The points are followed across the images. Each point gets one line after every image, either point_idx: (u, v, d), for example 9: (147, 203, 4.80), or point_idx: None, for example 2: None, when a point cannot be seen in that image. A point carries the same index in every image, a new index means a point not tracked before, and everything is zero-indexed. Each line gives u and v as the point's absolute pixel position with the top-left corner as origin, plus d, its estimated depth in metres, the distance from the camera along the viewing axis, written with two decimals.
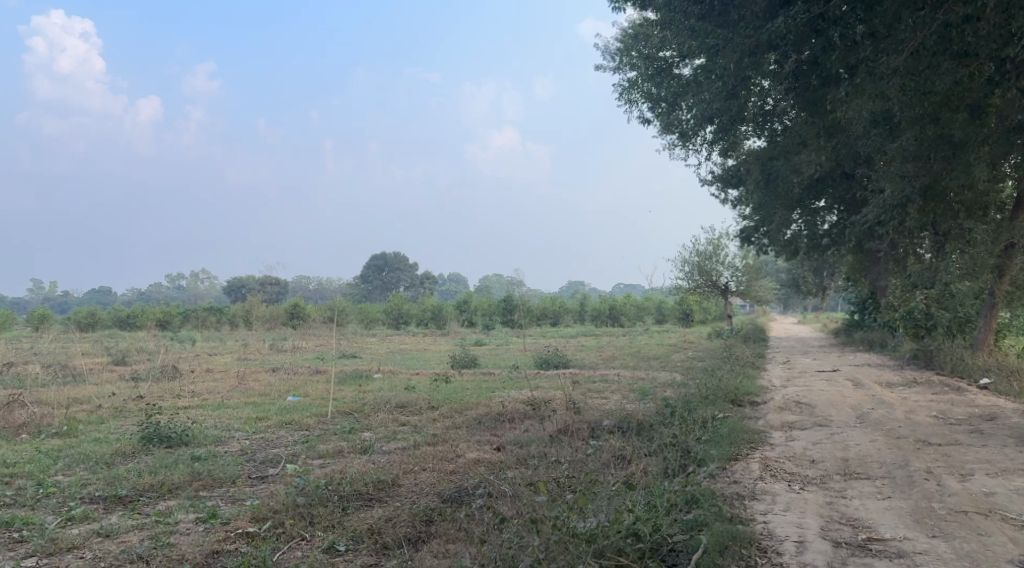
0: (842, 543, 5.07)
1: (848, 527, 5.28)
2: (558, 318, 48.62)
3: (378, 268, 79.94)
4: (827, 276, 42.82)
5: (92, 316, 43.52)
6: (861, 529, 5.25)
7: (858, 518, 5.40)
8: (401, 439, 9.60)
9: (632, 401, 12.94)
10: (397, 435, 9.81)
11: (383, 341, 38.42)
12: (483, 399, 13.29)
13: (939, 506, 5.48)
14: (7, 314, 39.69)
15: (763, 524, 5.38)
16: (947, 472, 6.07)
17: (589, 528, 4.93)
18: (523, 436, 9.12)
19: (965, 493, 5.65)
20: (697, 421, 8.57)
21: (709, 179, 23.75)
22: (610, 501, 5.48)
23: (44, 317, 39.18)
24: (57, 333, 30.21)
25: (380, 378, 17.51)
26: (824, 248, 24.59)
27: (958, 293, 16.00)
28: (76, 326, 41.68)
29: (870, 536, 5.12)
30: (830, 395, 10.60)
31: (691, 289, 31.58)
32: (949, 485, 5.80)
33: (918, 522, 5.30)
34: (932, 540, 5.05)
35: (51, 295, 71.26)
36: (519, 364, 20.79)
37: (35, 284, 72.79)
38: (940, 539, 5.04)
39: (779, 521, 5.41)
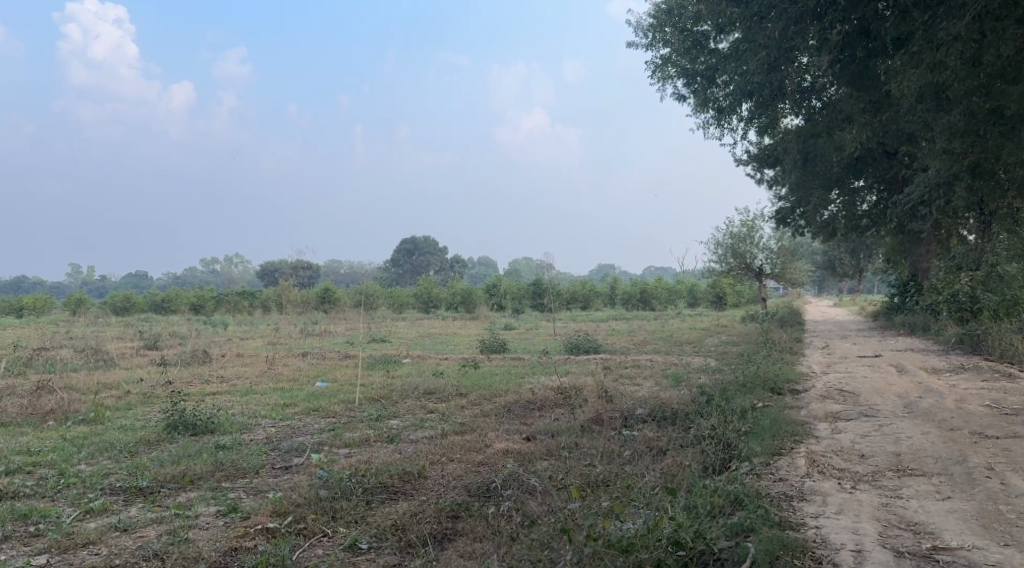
0: (904, 553, 4.71)
1: (910, 534, 4.92)
2: (589, 301, 48.18)
3: (409, 252, 80.09)
4: (863, 257, 41.84)
5: (127, 300, 44.10)
6: (923, 536, 4.89)
7: (920, 522, 5.04)
8: (429, 427, 9.40)
9: (666, 388, 12.59)
10: (424, 422, 9.61)
11: (413, 325, 38.39)
12: (513, 385, 13.06)
13: (1007, 509, 5.10)
14: (45, 299, 40.32)
15: (815, 529, 5.04)
16: (1010, 469, 5.68)
17: (627, 535, 4.64)
18: (554, 425, 8.85)
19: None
20: (736, 411, 8.22)
21: (744, 158, 23.17)
22: (648, 505, 5.17)
23: (81, 302, 39.72)
24: (92, 317, 30.56)
25: (409, 363, 17.35)
26: (863, 230, 23.88)
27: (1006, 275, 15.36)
28: (112, 311, 42.26)
29: (936, 545, 4.75)
30: (874, 382, 10.16)
31: (724, 272, 31.00)
32: (1014, 485, 5.41)
33: (986, 529, 4.92)
34: (1004, 550, 4.67)
35: (90, 280, 72.55)
36: (550, 348, 20.54)
37: (74, 268, 74.24)
38: (1013, 548, 4.67)
39: (832, 526, 5.06)
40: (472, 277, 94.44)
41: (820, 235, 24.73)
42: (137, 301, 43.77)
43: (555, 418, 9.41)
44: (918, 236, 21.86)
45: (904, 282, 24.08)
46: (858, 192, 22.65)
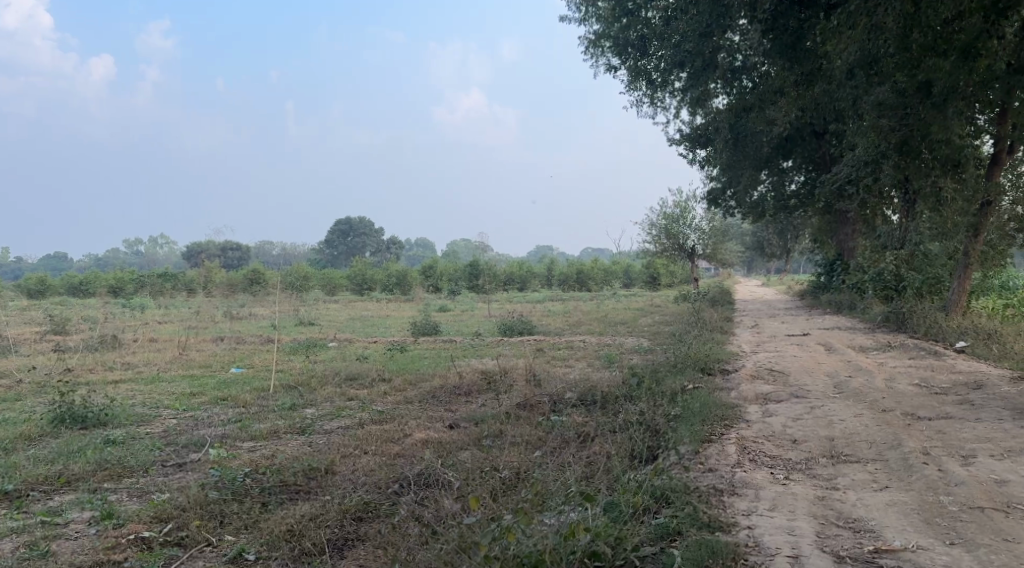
0: (845, 558, 4.39)
1: (849, 532, 4.62)
2: (526, 282, 47.90)
3: (343, 233, 78.31)
4: (792, 238, 42.64)
5: (42, 284, 41.71)
6: (864, 536, 4.59)
7: (858, 519, 4.76)
8: (345, 415, 8.82)
9: (597, 370, 12.27)
10: (340, 411, 9.02)
11: (344, 308, 37.44)
12: (441, 369, 12.55)
13: (950, 501, 4.85)
14: None
15: (748, 530, 4.70)
16: (946, 454, 5.47)
17: (535, 551, 4.24)
18: (478, 411, 8.40)
19: (974, 483, 5.03)
20: (666, 394, 7.91)
21: (677, 138, 23.05)
22: (566, 509, 4.78)
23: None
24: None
25: (335, 348, 16.63)
26: (791, 211, 24.12)
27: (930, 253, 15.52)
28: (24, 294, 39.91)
29: (879, 547, 4.45)
30: (804, 361, 10.02)
31: (658, 253, 30.98)
32: (952, 472, 5.19)
33: (928, 524, 4.66)
34: (952, 550, 4.40)
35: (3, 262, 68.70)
36: (482, 330, 20.06)
37: None
38: (961, 548, 4.40)
39: (765, 526, 4.73)
40: (408, 258, 93.20)
41: (750, 215, 24.86)
42: (51, 284, 41.54)
43: (480, 404, 8.95)
44: (844, 216, 22.12)
45: (830, 262, 24.38)
46: (787, 172, 22.81)
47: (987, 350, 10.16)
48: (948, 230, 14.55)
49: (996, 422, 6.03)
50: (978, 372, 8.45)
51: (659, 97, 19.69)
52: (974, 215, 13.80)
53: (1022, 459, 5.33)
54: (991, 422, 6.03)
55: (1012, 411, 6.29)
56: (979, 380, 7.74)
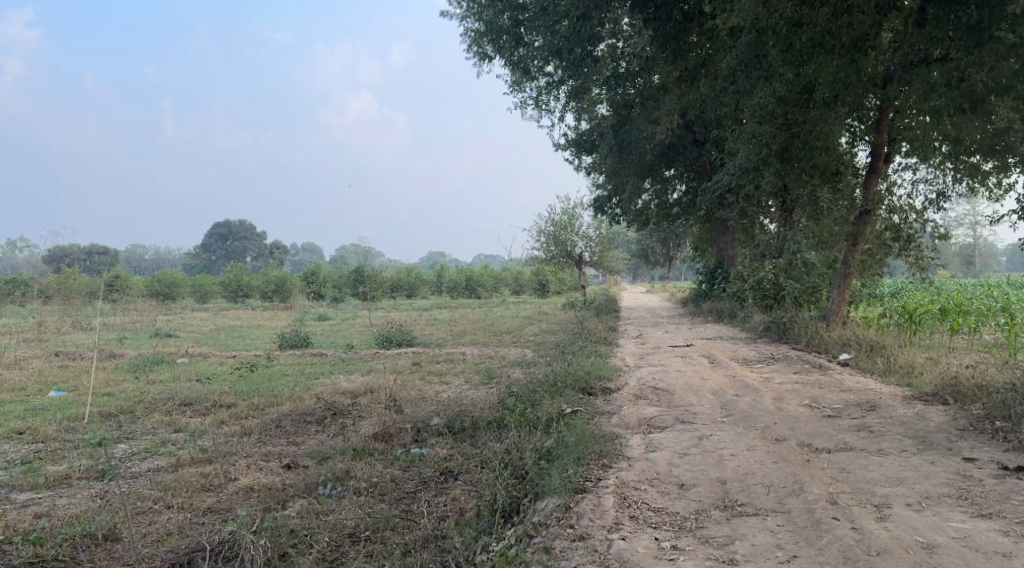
0: None
1: None
2: (414, 289, 46.38)
3: (223, 237, 74.20)
4: (675, 247, 43.22)
5: None
6: None
7: None
8: (164, 453, 7.39)
9: (473, 388, 11.23)
10: (158, 448, 7.58)
11: (213, 316, 34.74)
12: (299, 390, 11.18)
13: None
14: None
15: None
16: (857, 504, 4.82)
17: None
18: (325, 445, 7.18)
19: (895, 548, 4.34)
20: (539, 421, 6.96)
21: (562, 143, 22.40)
22: None
23: None
24: None
25: (184, 365, 14.83)
26: (674, 219, 24.00)
27: (808, 262, 15.42)
28: None
29: None
30: (689, 375, 9.38)
31: (545, 260, 30.33)
32: (868, 531, 4.50)
33: None
34: None
35: None
36: (357, 342, 18.64)
37: None
38: None
39: None
40: (292, 265, 89.49)
41: (635, 224, 24.59)
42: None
43: (332, 434, 7.73)
44: (724, 225, 22.02)
45: (712, 270, 24.37)
46: (670, 181, 22.62)
47: (872, 363, 9.83)
48: (827, 239, 14.47)
49: (901, 457, 5.49)
50: (869, 389, 8.02)
51: (543, 97, 18.98)
52: (852, 224, 13.52)
53: (942, 510, 4.74)
54: (896, 457, 5.49)
55: (914, 440, 5.81)
56: (872, 401, 7.28)
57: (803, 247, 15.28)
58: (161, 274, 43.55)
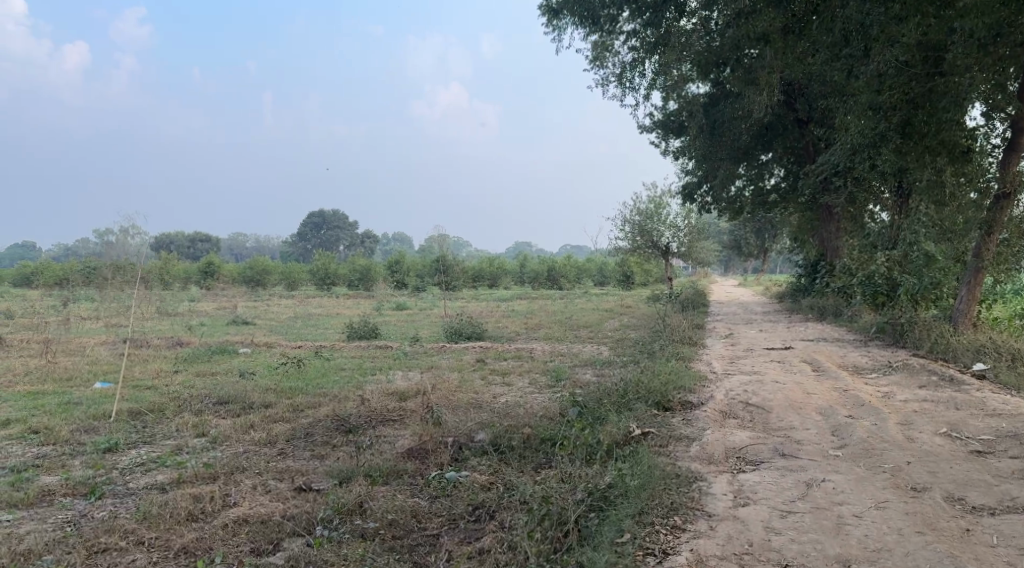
0: None
1: None
2: (497, 279, 45.50)
3: (316, 227, 75.54)
4: (772, 237, 40.87)
5: None
6: None
7: None
8: (167, 464, 6.42)
9: (538, 392, 10.02)
10: (166, 458, 6.65)
11: (297, 305, 34.66)
12: (348, 388, 10.26)
13: None
14: None
15: None
16: None
17: None
18: (344, 463, 6.11)
19: None
20: (600, 445, 5.79)
21: (648, 125, 20.91)
22: None
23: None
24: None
25: (246, 356, 14.20)
26: (771, 208, 22.17)
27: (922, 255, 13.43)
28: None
29: None
30: (789, 386, 7.94)
31: (631, 251, 28.76)
32: None
33: None
34: None
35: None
36: (426, 335, 17.70)
37: None
38: None
39: None
40: (380, 254, 90.17)
41: (726, 212, 22.85)
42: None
43: (357, 451, 6.64)
44: (827, 212, 19.97)
45: (813, 263, 22.34)
46: (767, 166, 20.86)
47: (1016, 376, 8.20)
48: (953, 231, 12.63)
49: None
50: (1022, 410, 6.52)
51: (628, 73, 17.77)
52: (987, 211, 11.64)
53: None
54: None
55: None
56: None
57: (922, 237, 13.39)
58: (251, 262, 44.07)
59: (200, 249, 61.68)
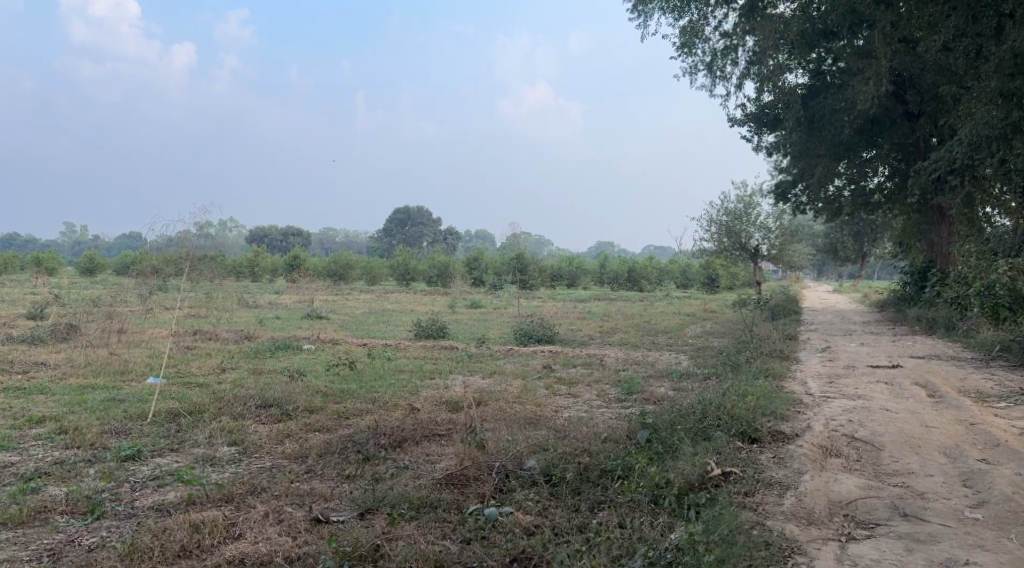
0: None
1: None
2: (575, 279, 44.46)
3: (400, 223, 76.25)
4: (870, 240, 38.46)
5: (92, 262, 39.58)
6: None
7: None
8: (178, 481, 5.73)
9: (607, 407, 9.07)
10: (178, 472, 5.93)
11: (375, 300, 34.48)
12: (403, 394, 9.56)
13: None
14: (33, 259, 38.82)
15: None
16: None
17: None
18: (361, 489, 5.34)
19: None
20: (669, 487, 5.12)
21: (739, 118, 19.56)
22: None
23: (90, 267, 39.14)
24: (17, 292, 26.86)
25: (309, 352, 13.77)
26: (874, 209, 20.48)
27: None
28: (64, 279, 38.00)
29: None
30: (902, 416, 6.72)
31: (717, 253, 27.29)
32: None
33: None
34: None
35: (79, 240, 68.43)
36: (496, 336, 16.94)
37: (68, 229, 70.21)
38: None
39: None
40: (462, 251, 90.11)
41: (823, 213, 21.26)
42: (100, 260, 39.41)
43: (381, 480, 5.73)
44: (940, 214, 18.19)
45: (920, 269, 20.47)
46: (871, 164, 19.20)
47: None
48: None
49: None
50: None
51: (718, 61, 16.64)
52: None
53: None
54: None
55: None
56: None
57: None
58: (332, 256, 44.32)
59: (290, 242, 62.98)
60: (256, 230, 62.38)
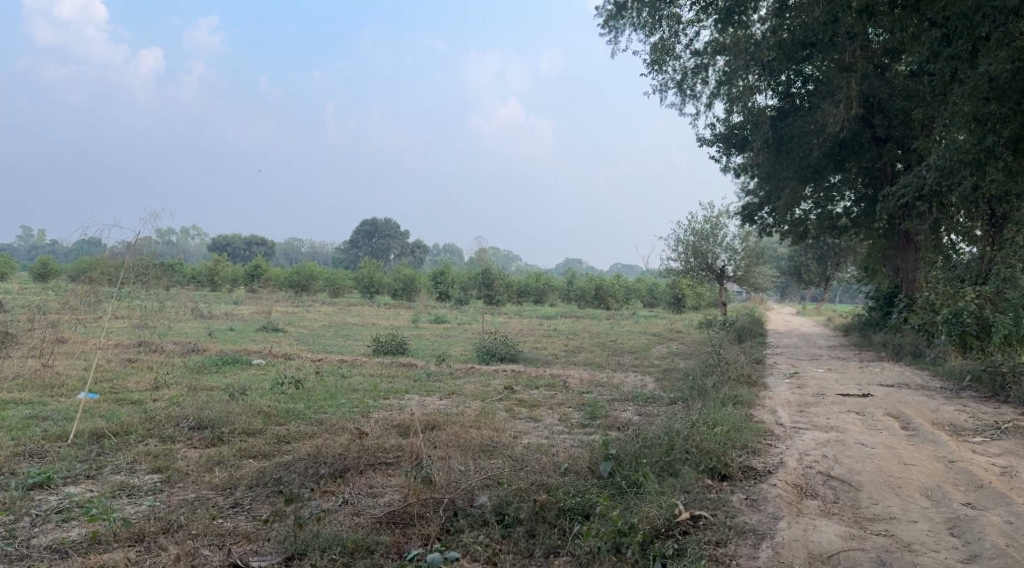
0: None
1: None
2: (542, 295, 44.11)
3: (367, 234, 75.32)
4: (833, 263, 38.72)
5: (44, 267, 38.19)
6: None
7: None
8: (82, 517, 5.18)
9: (569, 432, 8.61)
10: (85, 504, 5.36)
11: (338, 312, 33.68)
12: (353, 414, 9.00)
13: None
14: None
15: None
16: None
17: None
18: (293, 528, 4.96)
19: None
20: (636, 531, 4.85)
21: (708, 138, 19.37)
22: None
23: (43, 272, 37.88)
24: None
25: (259, 367, 13.10)
26: (840, 232, 20.40)
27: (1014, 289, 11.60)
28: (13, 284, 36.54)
29: None
30: (877, 451, 6.38)
31: (683, 272, 27.07)
32: None
33: None
34: None
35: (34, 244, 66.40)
36: (457, 353, 16.40)
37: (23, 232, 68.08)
38: None
39: None
40: (429, 265, 89.36)
41: (789, 236, 21.15)
42: (52, 265, 38.05)
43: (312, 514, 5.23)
44: (906, 239, 18.14)
45: (884, 295, 20.43)
46: (837, 188, 19.12)
47: None
48: None
49: None
50: None
51: (689, 80, 16.40)
52: None
53: None
54: None
55: None
56: None
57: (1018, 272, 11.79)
58: (295, 267, 43.35)
59: (253, 251, 61.75)
60: (218, 239, 61.04)
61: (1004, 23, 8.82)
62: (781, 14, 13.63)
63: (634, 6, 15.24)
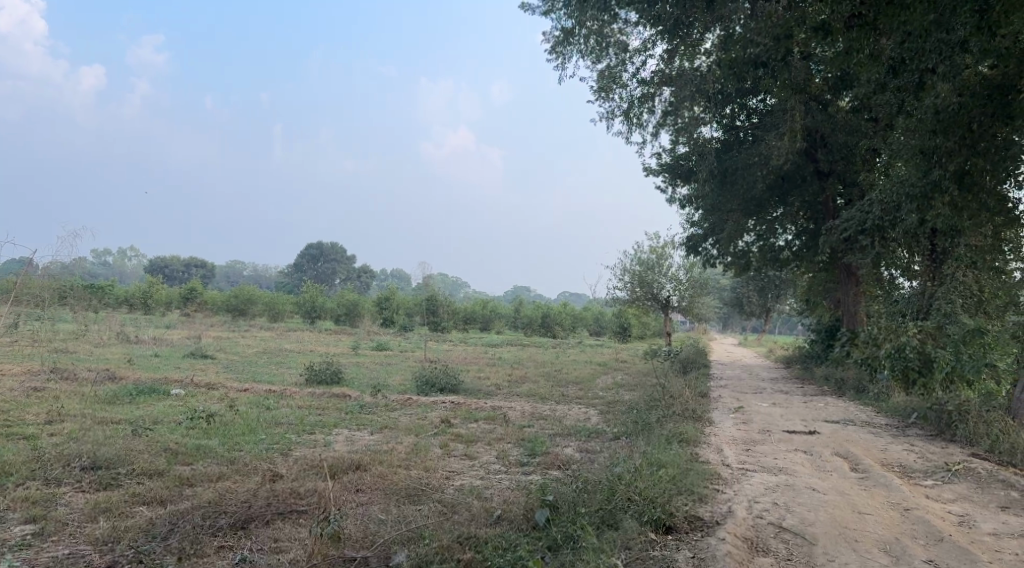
0: None
1: None
2: (488, 322, 43.59)
3: (311, 258, 73.85)
4: (775, 296, 39.19)
5: None
6: None
7: None
8: None
9: (505, 472, 8.04)
10: None
11: (276, 338, 32.48)
12: (271, 452, 8.28)
13: None
14: None
15: None
16: None
17: None
18: None
19: None
20: None
21: (654, 168, 19.24)
22: None
23: None
24: None
25: (178, 398, 12.18)
26: (782, 265, 20.42)
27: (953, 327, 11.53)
28: None
29: None
30: (830, 498, 6.00)
31: (629, 302, 26.84)
32: None
33: None
34: None
35: None
36: (395, 383, 15.68)
37: None
38: None
39: None
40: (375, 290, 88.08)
41: (732, 268, 21.10)
42: None
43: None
44: (848, 273, 18.17)
45: (827, 328, 20.44)
46: (780, 222, 19.15)
47: None
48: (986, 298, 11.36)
49: None
50: None
51: (636, 109, 16.21)
52: None
53: None
54: None
55: None
56: None
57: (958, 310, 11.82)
58: (233, 290, 41.90)
59: (191, 273, 59.72)
60: (155, 260, 59.00)
61: (948, 57, 8.72)
62: (726, 46, 13.52)
63: (581, 33, 15.01)
